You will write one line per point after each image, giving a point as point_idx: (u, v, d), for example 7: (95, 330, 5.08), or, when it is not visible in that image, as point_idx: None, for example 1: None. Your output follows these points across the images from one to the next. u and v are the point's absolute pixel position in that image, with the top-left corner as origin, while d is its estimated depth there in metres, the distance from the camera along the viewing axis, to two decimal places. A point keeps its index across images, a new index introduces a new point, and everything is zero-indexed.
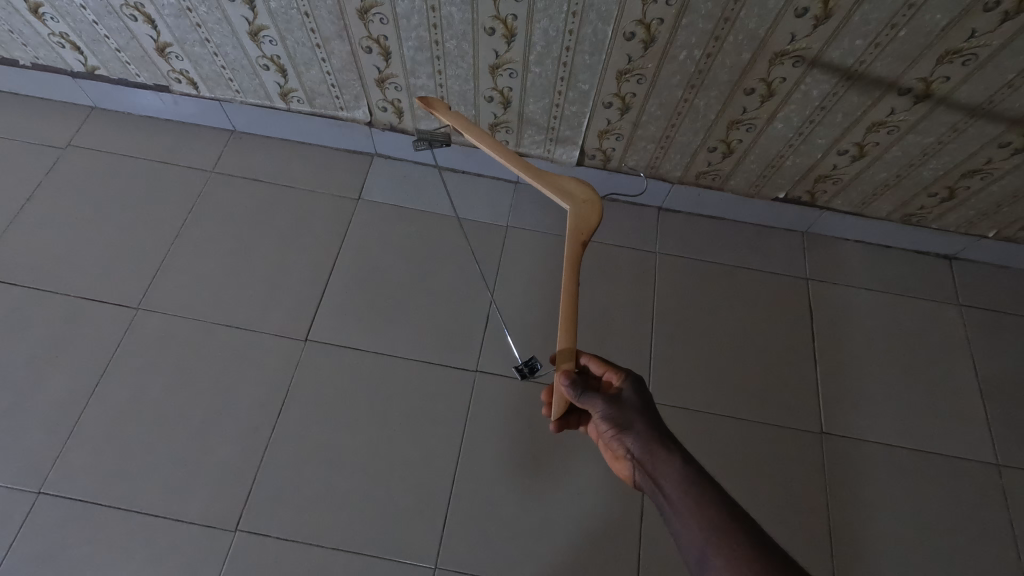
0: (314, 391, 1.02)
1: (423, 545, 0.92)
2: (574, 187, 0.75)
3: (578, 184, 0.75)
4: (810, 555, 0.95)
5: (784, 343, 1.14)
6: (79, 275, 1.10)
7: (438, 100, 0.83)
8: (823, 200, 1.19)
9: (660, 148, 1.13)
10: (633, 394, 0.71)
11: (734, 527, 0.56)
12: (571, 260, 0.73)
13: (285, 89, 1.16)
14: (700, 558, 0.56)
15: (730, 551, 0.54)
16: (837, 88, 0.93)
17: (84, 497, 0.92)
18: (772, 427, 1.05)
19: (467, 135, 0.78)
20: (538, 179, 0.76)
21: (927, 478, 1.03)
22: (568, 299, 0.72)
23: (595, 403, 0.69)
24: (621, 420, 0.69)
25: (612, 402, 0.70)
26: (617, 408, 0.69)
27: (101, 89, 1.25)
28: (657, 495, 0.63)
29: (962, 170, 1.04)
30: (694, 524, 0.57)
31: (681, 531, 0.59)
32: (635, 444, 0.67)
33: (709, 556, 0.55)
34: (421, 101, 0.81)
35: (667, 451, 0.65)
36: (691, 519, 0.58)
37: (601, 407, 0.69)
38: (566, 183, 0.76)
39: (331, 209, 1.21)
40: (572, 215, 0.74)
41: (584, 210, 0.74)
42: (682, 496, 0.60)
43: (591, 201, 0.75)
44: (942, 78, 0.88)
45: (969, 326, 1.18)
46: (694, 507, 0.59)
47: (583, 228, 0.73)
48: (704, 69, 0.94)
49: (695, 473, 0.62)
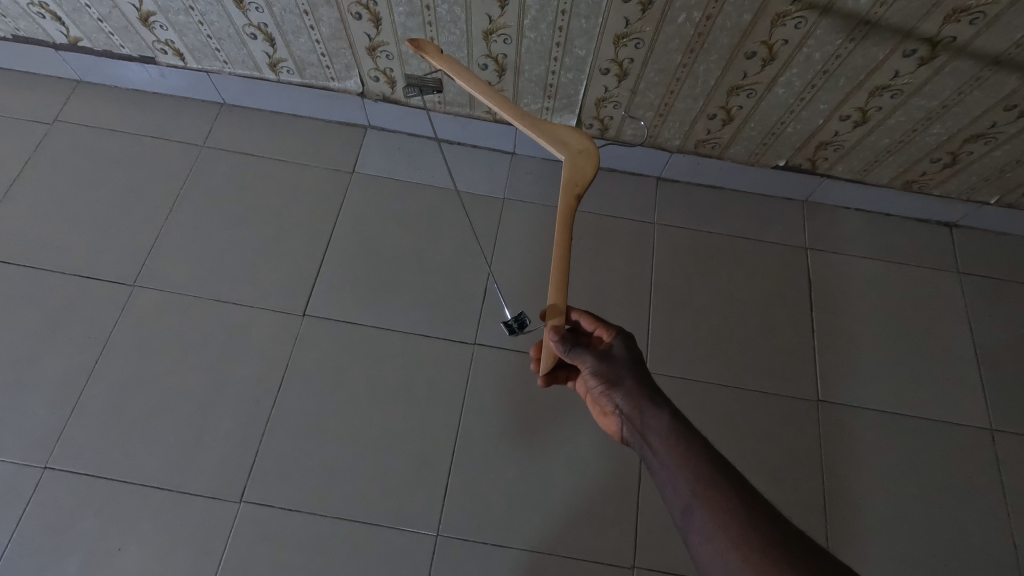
0: (313, 365, 1.03)
1: (425, 513, 0.94)
2: (570, 134, 0.69)
3: (574, 132, 0.69)
4: (804, 520, 0.97)
5: (783, 313, 1.14)
6: (73, 252, 1.09)
7: (428, 41, 0.74)
8: (824, 167, 1.16)
9: (658, 116, 1.10)
10: (623, 351, 0.71)
11: (719, 479, 0.57)
12: (563, 214, 0.68)
13: (274, 59, 1.13)
14: (685, 510, 0.56)
15: (715, 502, 0.55)
16: (841, 50, 0.90)
17: (90, 471, 0.94)
18: (769, 397, 1.06)
19: (459, 80, 0.71)
20: (533, 127, 0.69)
21: (921, 445, 1.04)
22: (560, 256, 0.67)
23: (585, 358, 0.69)
24: (610, 375, 0.69)
25: (602, 358, 0.70)
26: (607, 364, 0.70)
27: (86, 62, 1.22)
28: (643, 448, 0.64)
29: (966, 134, 1.01)
30: (680, 476, 0.58)
31: (667, 482, 0.59)
32: (624, 399, 0.67)
33: (694, 508, 0.56)
34: (410, 43, 0.73)
35: (655, 406, 0.65)
36: (677, 471, 0.58)
37: (591, 361, 0.69)
38: (561, 131, 0.69)
39: (326, 183, 1.19)
40: (566, 165, 0.68)
41: (579, 160, 0.68)
42: (669, 449, 0.60)
43: (588, 150, 0.69)
44: (950, 38, 0.85)
45: (970, 294, 1.17)
46: (680, 459, 0.59)
47: (578, 179, 0.68)
48: (703, 32, 0.91)
49: (682, 427, 0.62)
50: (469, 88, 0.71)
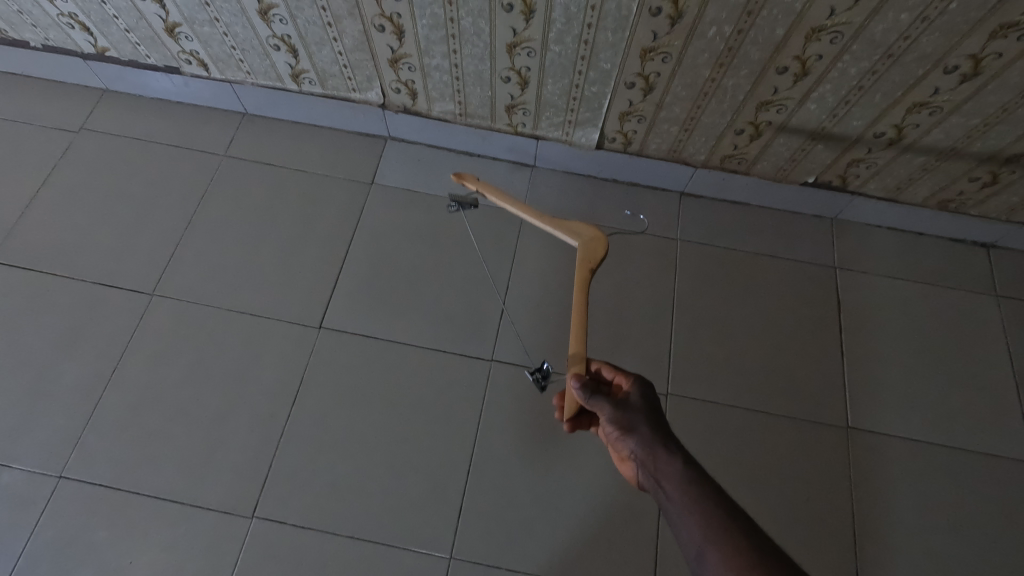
0: (328, 379, 1.01)
1: (439, 534, 0.92)
2: (580, 226, 0.82)
3: (584, 224, 0.82)
4: (832, 552, 0.93)
5: (811, 336, 1.10)
6: (94, 261, 1.10)
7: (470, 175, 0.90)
8: (855, 185, 1.13)
9: (684, 131, 1.07)
10: (640, 398, 0.69)
11: (733, 527, 0.53)
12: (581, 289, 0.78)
13: (296, 70, 1.13)
14: (697, 558, 0.53)
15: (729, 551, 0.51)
16: (878, 66, 0.87)
17: (104, 482, 0.93)
18: (796, 422, 1.02)
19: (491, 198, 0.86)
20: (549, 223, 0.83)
21: (957, 476, 0.99)
22: (578, 320, 0.76)
23: (600, 405, 0.68)
24: (626, 422, 0.67)
25: (618, 404, 0.68)
26: (623, 411, 0.67)
27: (112, 71, 1.23)
28: (658, 496, 0.61)
29: (1008, 153, 0.97)
30: (693, 522, 0.55)
31: (679, 528, 0.56)
32: (637, 446, 0.64)
33: (707, 556, 0.52)
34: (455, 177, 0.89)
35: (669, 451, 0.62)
36: (689, 515, 0.56)
37: (607, 408, 0.68)
38: (573, 224, 0.83)
39: (345, 194, 1.19)
40: (580, 249, 0.80)
41: (591, 244, 0.80)
42: (681, 494, 0.58)
43: (597, 236, 0.81)
44: (996, 55, 0.81)
45: (1009, 319, 1.12)
46: (691, 505, 0.56)
47: (591, 258, 0.79)
48: (733, 47, 0.88)
49: (697, 474, 0.59)
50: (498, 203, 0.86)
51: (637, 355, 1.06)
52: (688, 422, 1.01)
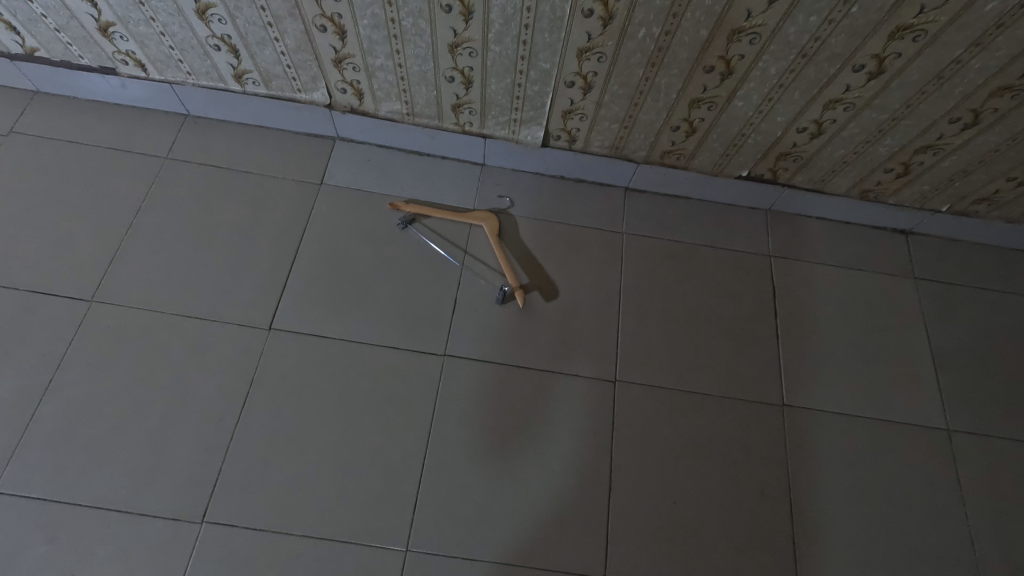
0: (278, 381, 1.01)
1: (395, 528, 0.92)
2: (476, 210, 1.20)
3: (477, 209, 1.20)
4: (770, 522, 0.99)
5: (748, 320, 1.16)
6: (26, 268, 1.06)
7: (399, 200, 1.19)
8: (785, 177, 1.20)
9: (624, 128, 1.12)
10: None
11: None
12: (496, 245, 1.15)
13: (238, 71, 1.12)
14: None
15: None
16: (795, 65, 0.93)
17: (42, 494, 0.90)
18: (736, 402, 1.08)
19: (423, 213, 1.18)
20: (460, 216, 1.18)
21: (882, 445, 1.06)
22: None
23: None
24: None
25: None
26: None
27: (43, 72, 1.19)
28: None
29: (915, 145, 1.06)
30: None
31: None
32: None
33: None
34: (391, 205, 1.18)
35: None
36: None
37: None
38: (473, 211, 1.20)
39: (294, 194, 1.18)
40: (485, 222, 1.17)
41: (486, 216, 1.18)
42: None
43: (487, 211, 1.20)
44: (896, 54, 0.89)
45: (926, 300, 1.21)
46: None
47: (493, 224, 1.17)
48: (662, 47, 0.93)
49: None
50: (429, 213, 1.18)
51: (587, 345, 1.10)
52: (635, 407, 1.05)
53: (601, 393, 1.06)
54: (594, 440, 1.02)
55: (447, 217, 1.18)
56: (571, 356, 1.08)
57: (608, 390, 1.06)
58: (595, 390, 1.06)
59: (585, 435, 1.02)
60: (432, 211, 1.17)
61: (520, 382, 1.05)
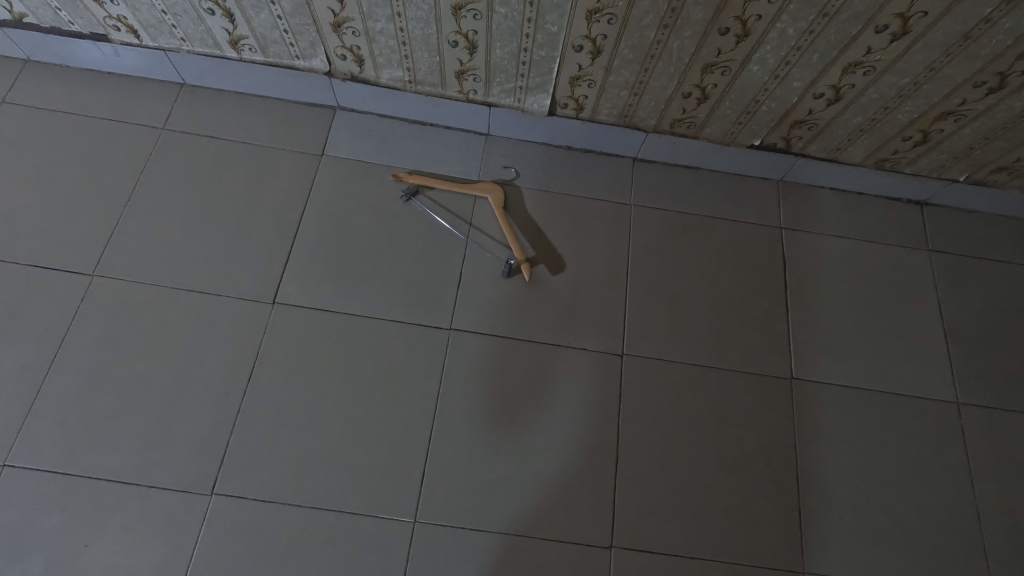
0: (282, 356, 1.00)
1: (402, 499, 0.93)
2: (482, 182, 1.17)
3: (483, 181, 1.17)
4: (776, 494, 0.99)
5: (758, 294, 1.14)
6: (25, 243, 1.04)
7: (402, 172, 1.16)
8: (798, 146, 1.16)
9: (633, 95, 1.08)
10: None
11: None
12: (501, 217, 1.12)
13: (234, 37, 1.09)
14: None
15: None
16: (814, 26, 0.90)
17: (51, 468, 0.90)
18: (744, 376, 1.07)
19: (427, 185, 1.15)
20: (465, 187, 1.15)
21: (890, 417, 1.06)
22: None
23: None
24: None
25: None
26: None
27: (33, 40, 1.16)
28: None
29: (936, 112, 1.02)
30: None
31: None
32: None
33: None
34: (394, 176, 1.15)
35: None
36: None
37: None
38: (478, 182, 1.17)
39: (295, 166, 1.15)
40: (490, 194, 1.14)
41: (492, 189, 1.15)
42: None
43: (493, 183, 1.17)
44: (922, 13, 0.85)
45: (939, 273, 1.19)
46: None
47: (498, 196, 1.14)
48: (676, 7, 0.90)
49: None
50: (432, 184, 1.15)
51: (594, 318, 1.08)
52: (643, 380, 1.04)
53: (607, 367, 1.05)
54: (601, 413, 1.01)
55: (451, 188, 1.15)
56: (578, 329, 1.07)
57: (614, 363, 1.05)
58: (601, 363, 1.05)
59: (591, 408, 1.02)
60: (436, 182, 1.14)
61: (526, 356, 1.04)
